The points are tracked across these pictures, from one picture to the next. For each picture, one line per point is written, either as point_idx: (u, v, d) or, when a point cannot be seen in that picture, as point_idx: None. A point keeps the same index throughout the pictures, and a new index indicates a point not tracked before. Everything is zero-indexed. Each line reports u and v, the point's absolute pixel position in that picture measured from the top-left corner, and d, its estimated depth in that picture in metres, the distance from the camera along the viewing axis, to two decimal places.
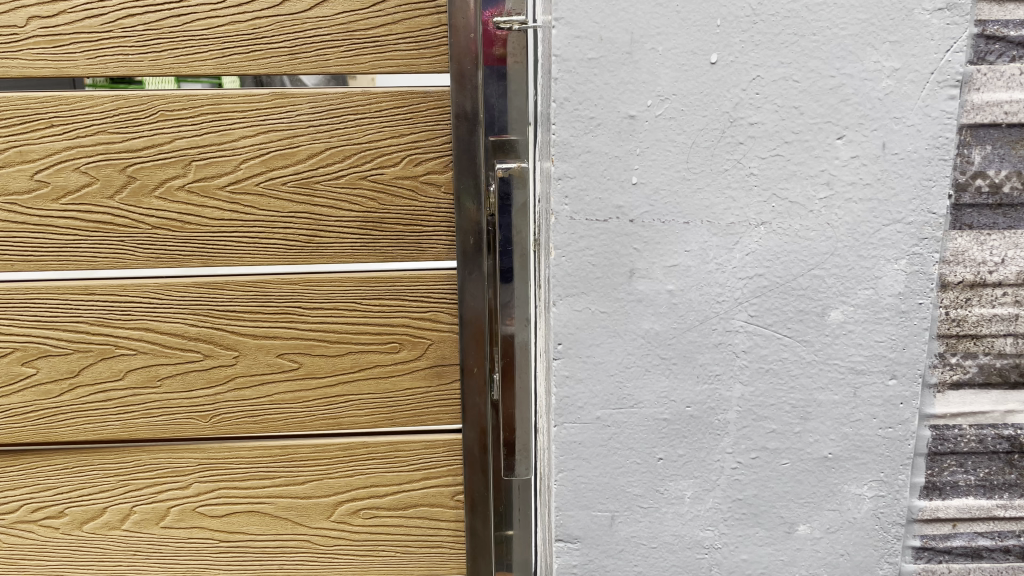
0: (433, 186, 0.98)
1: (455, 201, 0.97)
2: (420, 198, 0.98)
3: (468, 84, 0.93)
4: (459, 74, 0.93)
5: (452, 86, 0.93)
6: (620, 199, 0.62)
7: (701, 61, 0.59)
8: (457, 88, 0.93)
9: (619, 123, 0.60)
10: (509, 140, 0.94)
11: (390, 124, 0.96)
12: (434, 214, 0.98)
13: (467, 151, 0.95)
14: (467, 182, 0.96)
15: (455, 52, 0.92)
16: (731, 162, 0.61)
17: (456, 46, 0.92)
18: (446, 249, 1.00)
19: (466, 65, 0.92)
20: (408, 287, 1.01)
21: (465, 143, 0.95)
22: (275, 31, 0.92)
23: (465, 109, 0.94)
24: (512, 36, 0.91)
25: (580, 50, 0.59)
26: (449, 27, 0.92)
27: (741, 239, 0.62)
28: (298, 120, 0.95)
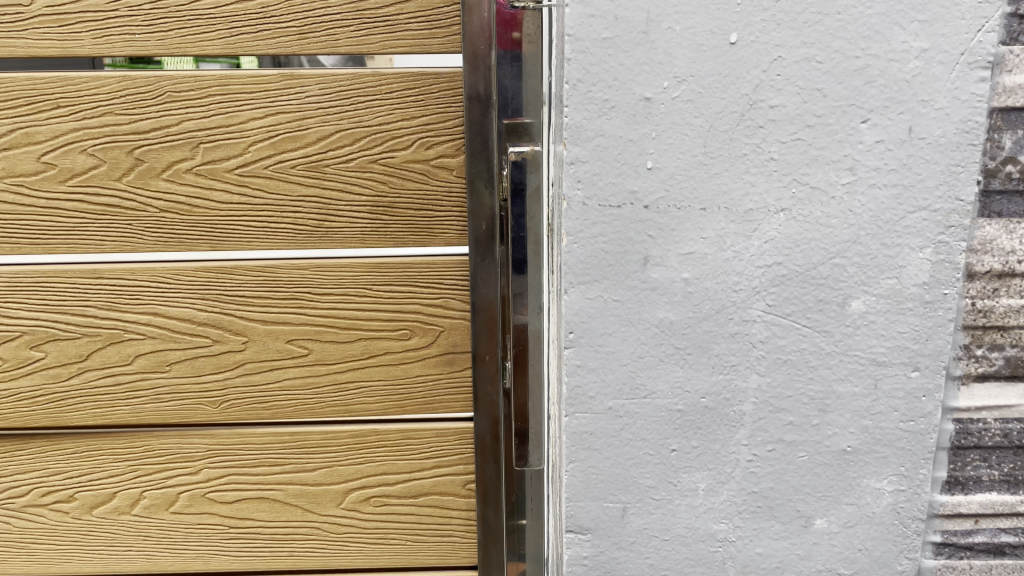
0: (444, 170, 0.96)
1: (467, 185, 0.96)
2: (432, 181, 0.97)
3: (481, 65, 0.91)
4: (472, 55, 0.91)
5: (465, 68, 0.91)
6: (634, 184, 0.60)
7: (721, 41, 0.57)
8: (470, 70, 0.91)
9: (635, 106, 0.58)
10: (524, 124, 0.92)
11: (401, 106, 0.94)
12: (446, 199, 0.97)
13: (480, 133, 0.94)
14: (480, 165, 0.95)
15: (470, 33, 0.90)
16: (750, 146, 0.59)
17: (469, 27, 0.90)
18: (458, 234, 0.99)
19: (480, 45, 0.90)
20: (420, 272, 1.00)
21: (478, 125, 0.93)
22: (284, 10, 0.90)
23: (478, 91, 0.92)
24: (532, 16, 0.88)
25: (595, 30, 0.57)
26: (462, 7, 0.90)
27: (760, 226, 0.60)
28: (308, 103, 0.94)
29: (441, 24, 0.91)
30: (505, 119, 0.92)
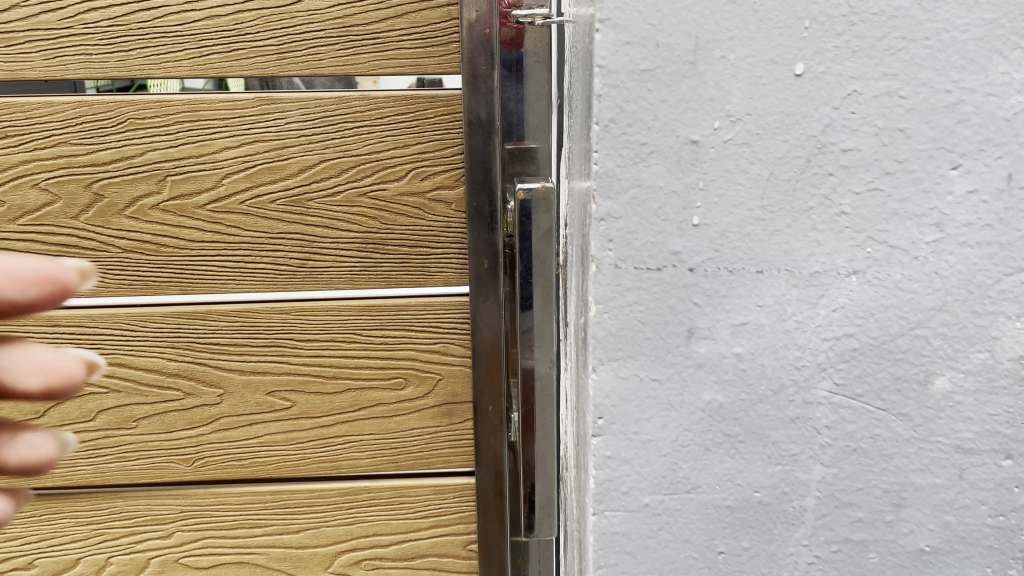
0: (442, 204, 0.86)
1: (467, 221, 0.86)
2: (429, 216, 0.86)
3: (483, 86, 0.81)
4: (473, 76, 0.81)
5: (465, 89, 0.81)
6: (677, 243, 0.50)
7: (784, 72, 0.47)
8: (471, 92, 0.81)
9: (679, 151, 0.48)
10: (532, 152, 0.82)
11: (393, 133, 0.83)
12: (445, 234, 0.87)
13: (481, 162, 0.83)
14: (483, 198, 0.84)
15: (471, 50, 0.80)
16: (818, 198, 0.49)
17: (470, 43, 0.80)
18: (458, 273, 0.88)
19: (482, 64, 0.80)
20: (415, 315, 0.89)
21: (480, 154, 0.83)
22: (260, 27, 0.80)
23: (480, 115, 0.82)
24: (540, 32, 0.77)
25: (631, 60, 0.47)
26: (461, 21, 0.80)
27: (828, 291, 0.50)
28: (288, 130, 0.83)
29: (439, 41, 0.81)
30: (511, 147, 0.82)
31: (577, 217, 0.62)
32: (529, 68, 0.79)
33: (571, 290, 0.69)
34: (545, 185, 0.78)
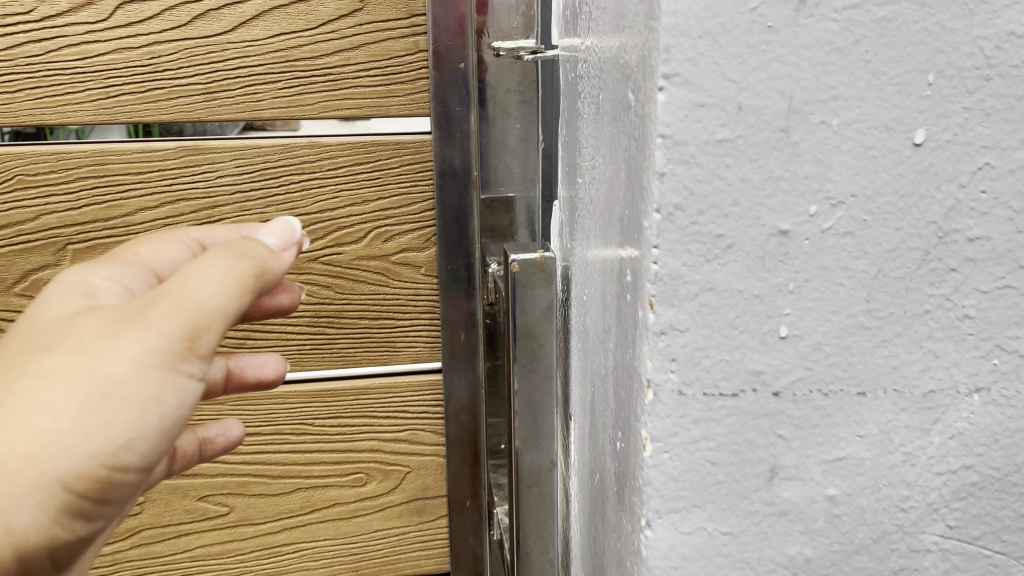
0: (409, 268, 0.72)
1: (440, 287, 0.73)
2: (393, 283, 0.72)
3: (458, 130, 0.69)
4: (447, 117, 0.68)
5: (436, 133, 0.69)
6: (760, 362, 0.38)
7: (900, 142, 0.36)
8: (444, 137, 0.69)
9: (764, 244, 0.36)
10: (515, 205, 0.69)
11: (350, 187, 0.70)
12: (413, 304, 0.73)
13: (456, 217, 0.71)
14: (459, 260, 0.72)
15: (442, 88, 0.67)
16: (936, 299, 0.38)
17: (441, 80, 0.67)
18: (429, 348, 0.74)
19: (456, 105, 0.68)
20: (377, 400, 0.76)
21: (454, 208, 0.70)
22: (181, 62, 0.66)
23: (454, 163, 0.69)
24: (524, 68, 0.65)
25: (704, 127, 0.35)
26: (431, 54, 0.67)
27: (944, 414, 0.40)
28: (219, 185, 0.69)
29: (403, 78, 0.68)
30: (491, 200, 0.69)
31: (596, 300, 0.50)
32: (513, 109, 0.66)
33: (582, 384, 0.56)
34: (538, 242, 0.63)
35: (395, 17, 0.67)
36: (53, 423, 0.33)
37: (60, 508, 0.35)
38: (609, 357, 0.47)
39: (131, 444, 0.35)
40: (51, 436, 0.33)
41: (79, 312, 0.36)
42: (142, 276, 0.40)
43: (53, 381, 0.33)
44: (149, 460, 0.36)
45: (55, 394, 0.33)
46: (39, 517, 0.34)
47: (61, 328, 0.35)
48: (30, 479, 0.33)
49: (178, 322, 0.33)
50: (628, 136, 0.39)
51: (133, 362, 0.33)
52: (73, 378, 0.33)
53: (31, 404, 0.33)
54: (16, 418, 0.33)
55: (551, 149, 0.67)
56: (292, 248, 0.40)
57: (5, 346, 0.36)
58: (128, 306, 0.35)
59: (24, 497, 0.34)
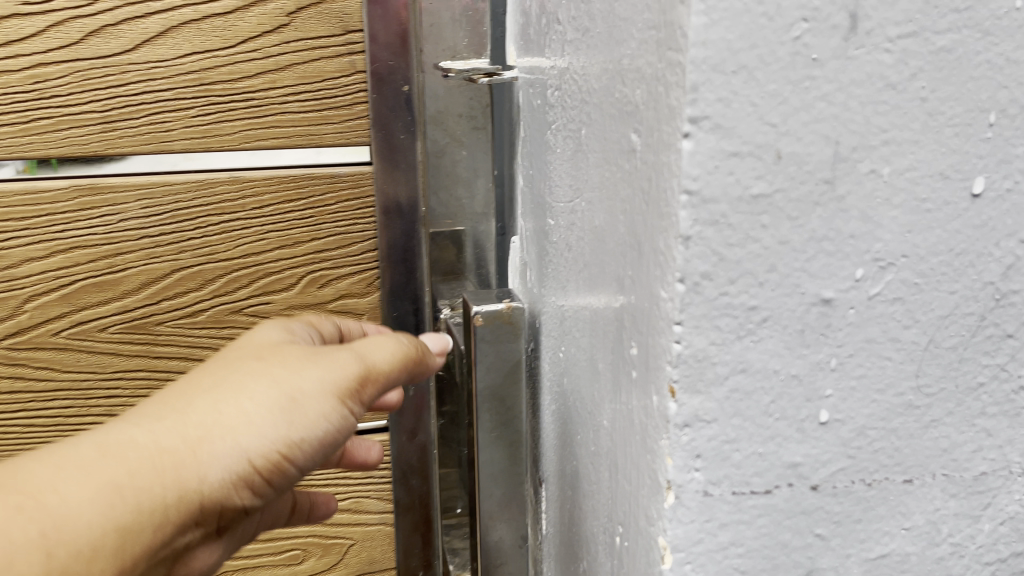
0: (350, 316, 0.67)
1: (386, 331, 0.67)
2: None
3: (402, 161, 0.62)
4: (390, 148, 0.62)
5: (378, 164, 0.62)
6: (796, 452, 0.32)
7: (958, 193, 0.30)
8: (386, 169, 0.62)
9: (803, 316, 0.31)
10: (465, 242, 0.62)
11: (278, 228, 0.63)
12: None
13: (403, 256, 0.65)
14: (408, 304, 0.66)
15: (382, 114, 0.61)
16: (991, 370, 0.33)
17: (382, 104, 0.60)
18: None
19: (399, 131, 0.61)
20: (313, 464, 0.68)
21: (400, 247, 0.64)
22: (75, 88, 0.58)
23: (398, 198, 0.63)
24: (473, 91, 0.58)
25: (737, 180, 0.28)
26: (371, 74, 0.60)
27: (996, 498, 0.34)
28: (122, 230, 0.62)
29: (336, 103, 0.61)
30: (439, 238, 0.63)
31: (581, 363, 0.43)
32: (463, 137, 0.60)
33: (562, 454, 0.49)
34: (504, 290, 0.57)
35: (328, 33, 0.59)
36: (254, 404, 0.38)
37: (236, 473, 0.38)
38: (598, 432, 0.41)
39: (315, 438, 0.39)
40: (251, 411, 0.38)
41: (270, 347, 0.42)
42: (319, 336, 0.48)
43: (259, 377, 0.39)
44: (313, 458, 0.40)
45: (259, 386, 0.39)
46: (219, 477, 0.37)
47: (272, 347, 0.42)
48: (224, 444, 0.37)
49: (383, 368, 0.43)
50: (632, 185, 0.33)
51: (325, 385, 0.40)
52: (277, 381, 0.39)
53: (240, 390, 0.38)
54: (224, 400, 0.38)
55: (503, 177, 0.60)
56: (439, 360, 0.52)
57: (211, 362, 0.41)
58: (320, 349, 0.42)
59: (213, 454, 0.37)
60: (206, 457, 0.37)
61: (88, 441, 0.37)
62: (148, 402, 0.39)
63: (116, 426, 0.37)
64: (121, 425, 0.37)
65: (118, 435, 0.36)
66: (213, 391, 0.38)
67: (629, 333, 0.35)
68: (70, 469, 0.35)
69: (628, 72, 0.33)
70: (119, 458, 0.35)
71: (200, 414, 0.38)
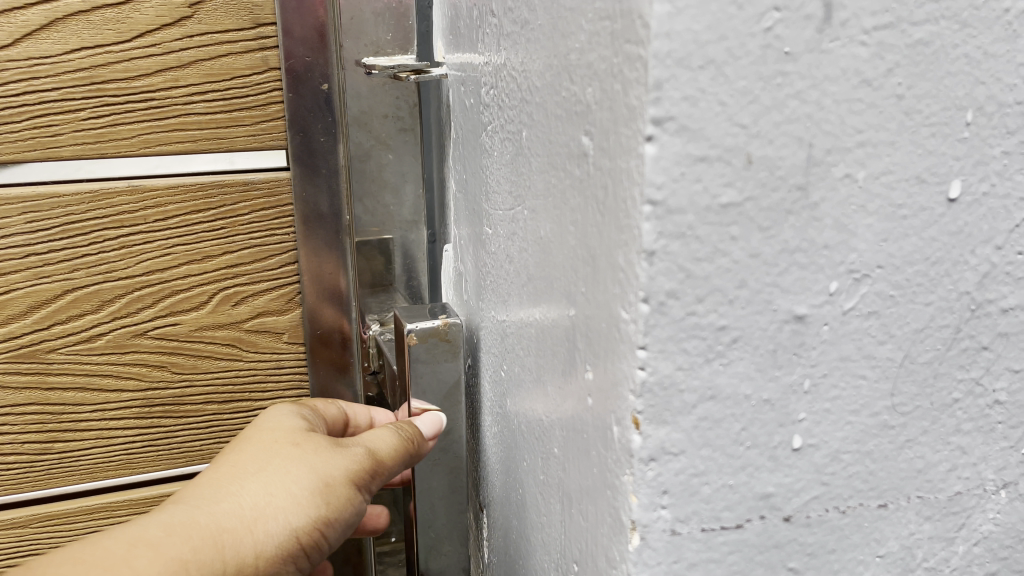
0: (268, 335, 0.65)
1: (308, 343, 0.66)
2: (247, 355, 0.66)
3: (323, 167, 0.61)
4: (313, 154, 0.60)
5: (298, 171, 0.61)
6: (769, 482, 0.29)
7: (935, 198, 0.28)
8: (306, 178, 0.61)
9: (776, 335, 0.28)
10: (394, 248, 0.63)
11: (185, 244, 0.61)
12: (272, 375, 0.67)
13: (326, 269, 0.64)
14: (330, 317, 0.65)
15: (302, 116, 0.59)
16: (966, 384, 0.31)
17: (301, 105, 0.59)
18: None
19: (319, 136, 0.60)
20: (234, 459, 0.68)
21: (325, 257, 0.63)
22: None
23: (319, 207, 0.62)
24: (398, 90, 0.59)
25: (706, 188, 0.25)
26: (288, 73, 0.58)
27: (970, 518, 0.33)
28: (9, 249, 0.59)
29: (247, 103, 0.59)
30: (367, 248, 0.63)
31: (525, 385, 0.40)
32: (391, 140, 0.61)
33: (505, 482, 0.46)
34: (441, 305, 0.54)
35: (236, 27, 0.57)
36: (296, 489, 0.47)
37: (284, 547, 0.47)
38: (548, 462, 0.38)
39: (344, 513, 0.49)
40: (295, 495, 0.47)
41: (297, 433, 0.52)
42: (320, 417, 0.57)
43: (296, 464, 0.48)
44: (338, 534, 0.50)
45: (300, 473, 0.48)
46: (271, 551, 0.46)
47: (300, 434, 0.51)
48: (275, 525, 0.47)
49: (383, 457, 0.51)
50: (584, 194, 0.30)
51: (350, 475, 0.49)
52: (313, 469, 0.48)
53: (284, 476, 0.48)
54: (270, 484, 0.47)
55: (432, 179, 0.62)
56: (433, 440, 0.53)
57: (247, 444, 0.51)
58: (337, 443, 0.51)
59: (267, 533, 0.46)
60: (258, 531, 0.46)
61: (156, 523, 0.44)
62: (202, 487, 0.48)
63: (184, 511, 0.45)
64: (188, 509, 0.46)
65: (186, 518, 0.45)
66: (263, 475, 0.48)
67: (580, 356, 0.32)
68: (143, 547, 0.42)
69: (576, 69, 0.30)
70: (187, 544, 0.43)
71: (252, 501, 0.47)
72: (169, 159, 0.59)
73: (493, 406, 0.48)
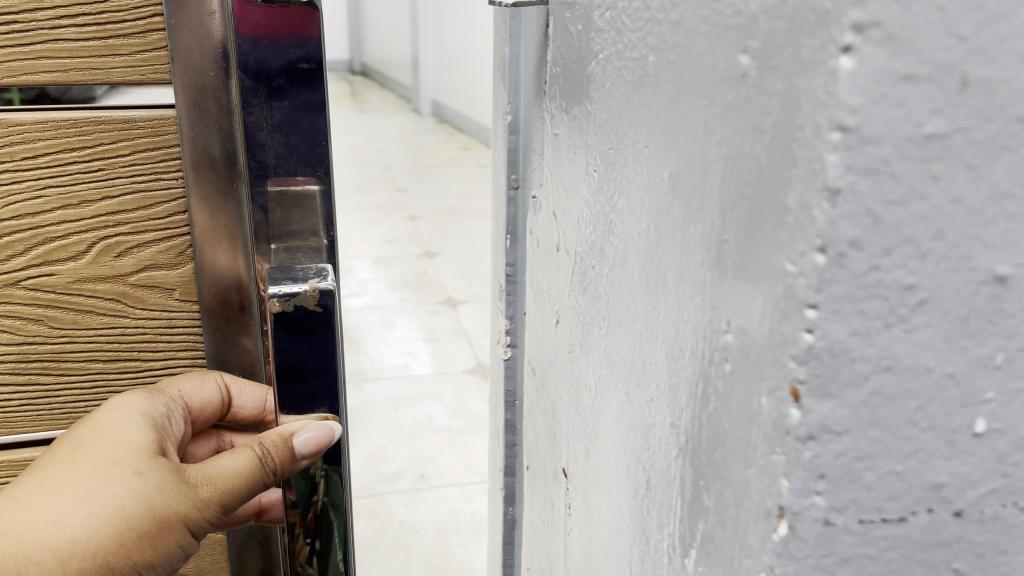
0: (157, 290, 0.60)
1: (201, 291, 0.60)
2: (134, 312, 0.61)
3: (211, 104, 0.54)
4: (193, 84, 0.53)
5: (184, 109, 0.54)
6: (944, 468, 0.25)
7: None
8: (198, 115, 0.54)
9: (970, 299, 0.23)
10: (314, 203, 0.55)
11: (55, 183, 0.56)
12: (174, 336, 0.62)
13: (223, 215, 0.57)
14: (227, 268, 0.59)
15: (179, 43, 0.52)
16: None
17: (185, 33, 0.52)
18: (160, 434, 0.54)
19: (211, 70, 0.53)
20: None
21: (218, 205, 0.57)
22: None
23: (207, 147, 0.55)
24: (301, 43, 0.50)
25: (904, 113, 0.21)
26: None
27: None
28: None
29: (124, 29, 0.53)
30: (255, 208, 0.55)
31: (628, 345, 0.37)
32: (286, 94, 0.51)
33: (592, 450, 0.43)
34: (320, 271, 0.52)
35: None
36: (122, 525, 0.48)
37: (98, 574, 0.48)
38: (654, 432, 0.34)
39: (172, 539, 0.50)
40: (118, 526, 0.48)
41: (141, 450, 0.50)
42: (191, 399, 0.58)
43: (124, 500, 0.48)
44: (169, 555, 0.52)
45: (126, 507, 0.48)
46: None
47: (142, 456, 0.49)
48: (91, 559, 0.47)
49: (236, 486, 0.51)
50: (738, 122, 0.26)
51: (188, 508, 0.50)
52: (138, 506, 0.48)
53: (110, 510, 0.48)
54: (89, 517, 0.47)
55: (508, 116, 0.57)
56: (312, 454, 0.51)
57: (90, 450, 0.49)
58: (180, 466, 0.51)
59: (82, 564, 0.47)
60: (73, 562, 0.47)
61: None
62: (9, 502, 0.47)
63: None
64: None
65: None
66: (86, 504, 0.47)
67: (713, 313, 0.28)
68: None
69: None
70: None
71: (68, 529, 0.47)
72: (48, 92, 0.54)
73: (575, 369, 0.45)
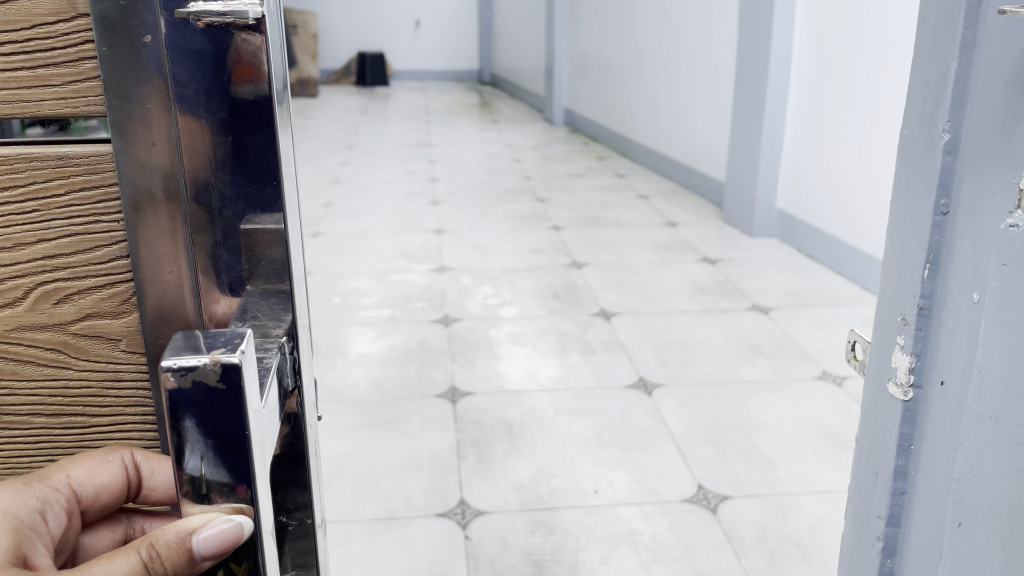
0: (101, 341, 0.77)
1: (141, 338, 0.76)
2: (76, 359, 0.78)
3: (157, 139, 0.67)
4: (141, 123, 0.67)
5: (133, 147, 0.68)
6: None
7: None
8: (143, 153, 0.68)
9: None
10: (276, 238, 0.67)
11: (39, 236, 0.74)
12: (114, 382, 0.79)
13: (170, 257, 0.71)
14: (175, 302, 0.73)
15: (130, 83, 0.66)
16: None
17: (137, 63, 0.65)
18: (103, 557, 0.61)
19: (155, 110, 0.66)
20: (91, 436, 0.82)
21: (167, 241, 0.71)
22: None
23: (180, 183, 0.69)
24: (252, 81, 0.62)
25: None
26: (115, 32, 0.65)
27: None
28: None
29: (57, 60, 0.68)
30: (216, 230, 0.69)
31: None
32: (230, 127, 0.64)
33: None
34: (214, 361, 0.50)
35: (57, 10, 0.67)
36: None
37: None
38: None
39: None
40: None
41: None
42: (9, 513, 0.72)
43: None
44: None
45: None
46: None
47: None
48: None
49: None
50: None
51: None
52: None
53: None
54: None
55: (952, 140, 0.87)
56: (221, 547, 0.56)
57: None
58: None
59: None
60: None
61: None
62: None
63: None
64: None
65: None
66: None
67: None
68: None
69: None
70: None
71: None
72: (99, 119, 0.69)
73: None
